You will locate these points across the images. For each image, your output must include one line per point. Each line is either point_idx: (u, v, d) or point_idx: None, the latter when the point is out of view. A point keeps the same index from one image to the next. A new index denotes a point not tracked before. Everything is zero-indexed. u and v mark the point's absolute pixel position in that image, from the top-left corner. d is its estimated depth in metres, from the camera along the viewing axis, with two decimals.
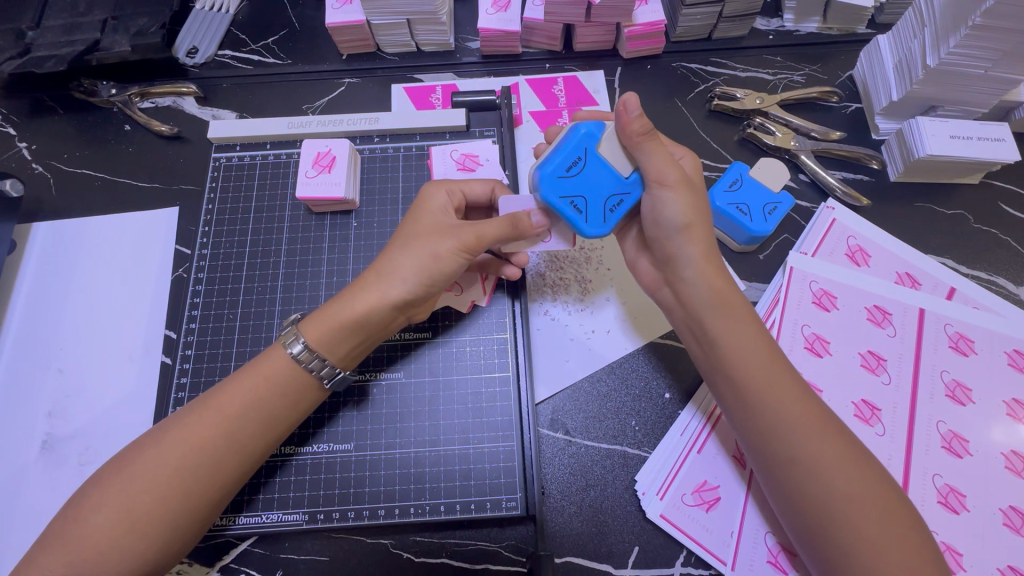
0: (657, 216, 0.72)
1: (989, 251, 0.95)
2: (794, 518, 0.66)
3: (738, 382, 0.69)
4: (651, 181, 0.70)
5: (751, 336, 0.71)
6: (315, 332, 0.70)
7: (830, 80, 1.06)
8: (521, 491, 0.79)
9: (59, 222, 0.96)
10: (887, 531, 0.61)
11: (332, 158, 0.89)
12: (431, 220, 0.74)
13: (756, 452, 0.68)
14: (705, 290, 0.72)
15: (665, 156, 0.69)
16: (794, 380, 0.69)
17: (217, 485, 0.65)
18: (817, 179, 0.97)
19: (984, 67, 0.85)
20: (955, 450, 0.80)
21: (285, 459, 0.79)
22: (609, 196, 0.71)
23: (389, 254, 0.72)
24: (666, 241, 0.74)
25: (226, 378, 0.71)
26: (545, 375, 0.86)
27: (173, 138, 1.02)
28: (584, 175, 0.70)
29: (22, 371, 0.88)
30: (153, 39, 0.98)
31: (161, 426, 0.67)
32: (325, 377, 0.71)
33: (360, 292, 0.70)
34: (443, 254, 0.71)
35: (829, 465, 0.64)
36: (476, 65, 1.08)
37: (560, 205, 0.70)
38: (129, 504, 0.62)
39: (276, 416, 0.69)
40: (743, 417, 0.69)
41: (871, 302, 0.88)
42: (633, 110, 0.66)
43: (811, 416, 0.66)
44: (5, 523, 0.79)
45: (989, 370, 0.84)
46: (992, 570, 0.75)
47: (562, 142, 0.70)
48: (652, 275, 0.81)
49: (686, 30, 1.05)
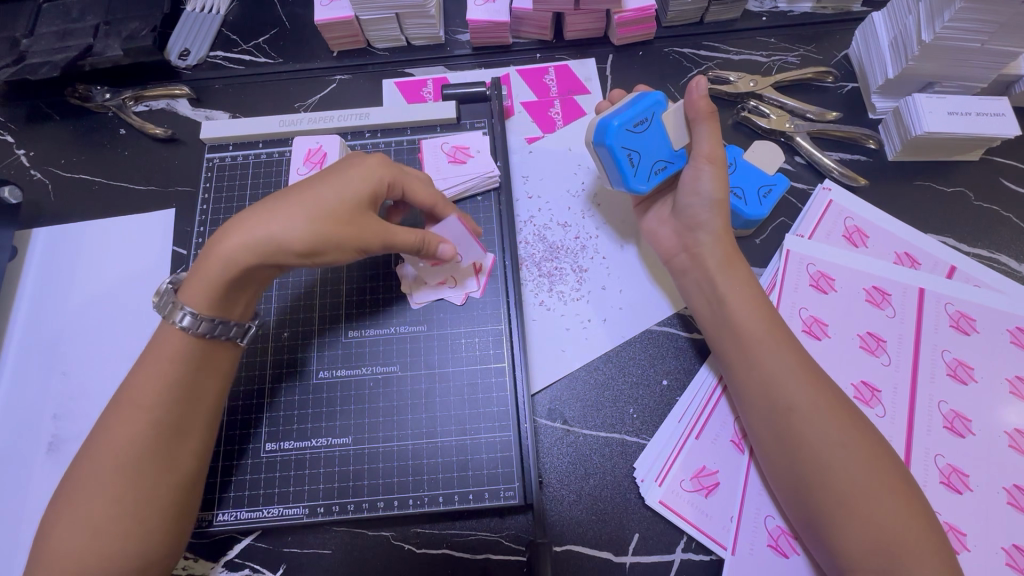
0: (693, 186, 0.80)
1: (991, 228, 0.93)
2: (787, 472, 0.68)
3: (742, 337, 0.73)
4: (699, 155, 0.78)
5: (751, 300, 0.75)
6: (202, 300, 0.68)
7: (825, 60, 1.05)
8: (519, 481, 0.79)
9: (58, 227, 0.98)
10: (874, 484, 0.64)
11: (323, 154, 0.92)
12: (332, 191, 0.71)
13: (755, 406, 0.71)
14: (718, 256, 0.78)
15: (717, 138, 0.78)
16: (792, 340, 0.73)
17: (166, 475, 0.66)
18: (813, 161, 0.96)
19: (981, 40, 0.83)
20: (958, 429, 0.79)
21: (248, 445, 0.80)
22: (657, 160, 0.79)
23: (270, 220, 0.68)
24: (695, 212, 0.80)
25: (132, 370, 0.70)
26: (541, 364, 0.86)
27: (167, 140, 1.02)
28: (644, 135, 0.78)
29: (26, 375, 0.89)
30: (144, 42, 0.99)
31: (89, 440, 0.67)
32: (236, 336, 0.72)
33: (226, 239, 0.68)
34: (332, 207, 0.70)
35: (824, 416, 0.67)
36: (467, 57, 1.08)
37: (619, 153, 0.77)
38: (88, 516, 0.63)
39: (199, 391, 0.69)
40: (742, 372, 0.73)
41: (869, 284, 0.87)
42: (701, 90, 0.77)
43: (807, 373, 0.70)
44: (15, 523, 0.81)
45: (991, 348, 0.83)
46: (997, 549, 0.74)
47: (636, 100, 0.78)
48: (671, 243, 0.84)
49: (677, 14, 1.04)
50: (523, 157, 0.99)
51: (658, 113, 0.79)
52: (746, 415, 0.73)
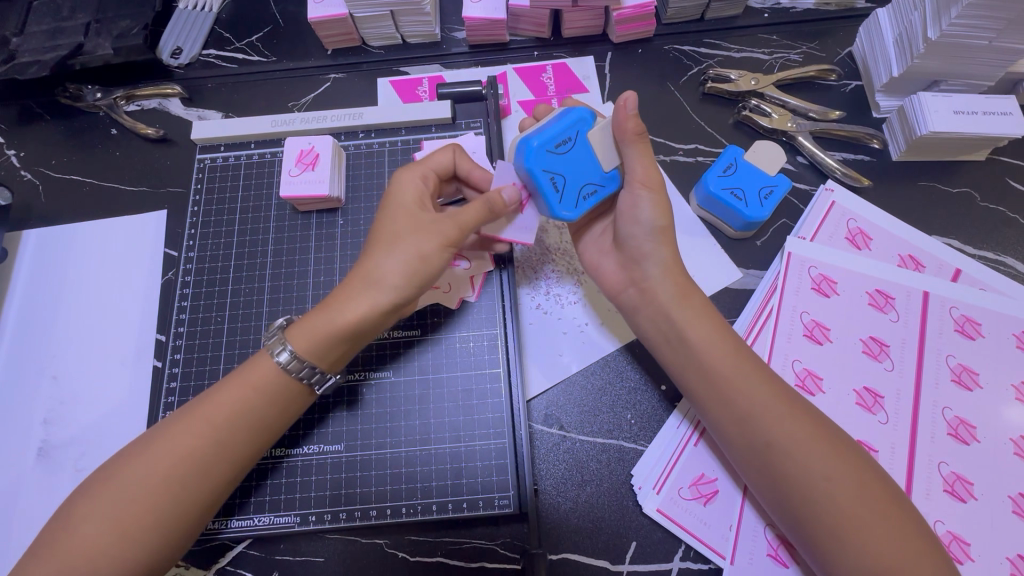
0: (632, 215, 0.72)
1: (996, 230, 0.91)
2: (780, 506, 0.64)
3: (708, 371, 0.69)
4: (633, 180, 0.70)
5: (715, 328, 0.71)
6: (305, 341, 0.69)
7: (828, 57, 1.03)
8: (514, 488, 0.77)
9: (49, 229, 0.96)
10: (870, 511, 0.60)
11: (315, 155, 0.88)
12: (408, 215, 0.72)
13: (735, 444, 0.67)
14: (670, 291, 0.72)
15: (651, 160, 0.70)
16: (760, 367, 0.69)
17: (205, 491, 0.65)
18: (815, 161, 0.94)
19: (989, 37, 0.81)
20: (961, 436, 0.78)
21: (281, 460, 0.79)
22: (584, 184, 0.71)
23: (375, 259, 0.70)
24: (637, 242, 0.74)
25: (213, 385, 0.71)
26: (538, 369, 0.85)
27: (159, 141, 1.01)
28: (568, 155, 0.70)
29: (16, 379, 0.88)
30: (135, 41, 0.97)
31: (151, 433, 0.67)
32: (316, 383, 0.71)
33: (347, 306, 0.69)
34: (430, 253, 0.69)
35: (805, 448, 0.63)
36: (463, 55, 1.06)
37: (539, 176, 0.69)
38: (118, 511, 0.62)
39: (266, 425, 0.69)
40: (717, 410, 0.68)
41: (872, 287, 0.86)
42: (631, 108, 0.66)
43: (781, 402, 0.66)
44: (3, 530, 0.80)
45: (996, 353, 0.82)
46: (1001, 559, 0.72)
47: (557, 119, 0.70)
48: (617, 277, 0.79)
49: (677, 11, 1.02)
50: None
51: (585, 131, 0.70)
52: (729, 451, 0.69)
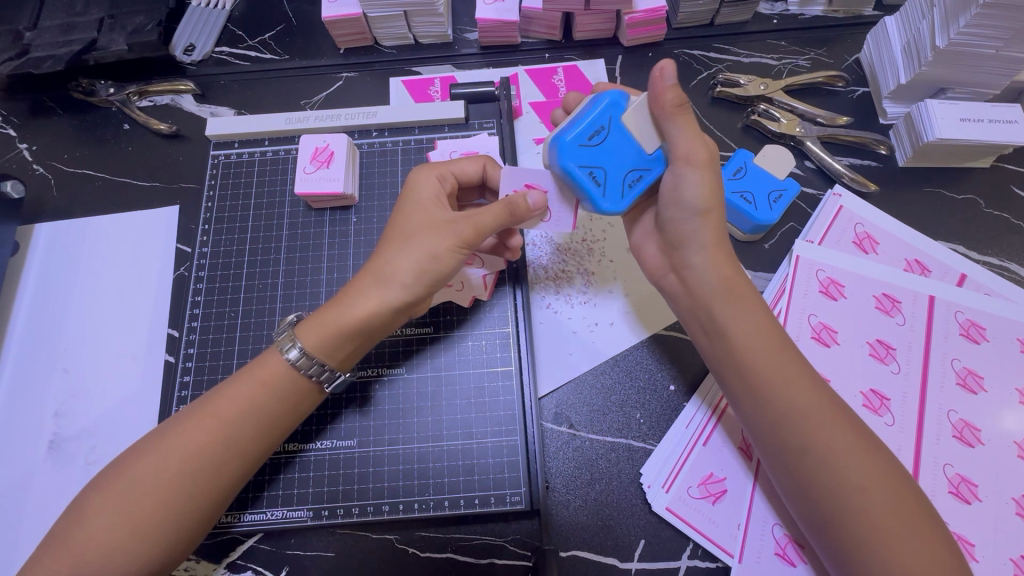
0: (675, 195, 0.70)
1: (1001, 236, 0.93)
2: (804, 507, 0.66)
3: (748, 371, 0.69)
4: (676, 157, 0.68)
5: (761, 327, 0.70)
6: (314, 337, 0.69)
7: (836, 64, 1.04)
8: (525, 486, 0.78)
9: (61, 223, 0.97)
10: (896, 521, 0.61)
11: (330, 153, 0.88)
12: (421, 213, 0.73)
13: (768, 444, 0.68)
14: (712, 282, 0.72)
15: (694, 134, 0.67)
16: (805, 369, 0.69)
17: (217, 488, 0.66)
18: (823, 165, 0.95)
19: (996, 47, 0.82)
20: (966, 439, 0.79)
21: (296, 454, 0.79)
22: (628, 171, 0.69)
23: (385, 256, 0.71)
24: (679, 226, 0.73)
25: (223, 381, 0.71)
26: (547, 368, 0.85)
27: (172, 137, 1.01)
28: (605, 146, 0.68)
29: (26, 373, 0.88)
30: (150, 37, 0.98)
31: (161, 428, 0.68)
32: (325, 382, 0.72)
33: (355, 304, 0.69)
34: (442, 253, 0.70)
35: (843, 455, 0.63)
36: (475, 56, 1.07)
37: (578, 173, 0.67)
38: (132, 507, 0.62)
39: (275, 419, 0.69)
40: (751, 411, 0.69)
41: (879, 291, 0.87)
42: (669, 78, 0.64)
43: (823, 406, 0.66)
44: (14, 522, 0.80)
45: (1001, 357, 0.83)
46: (1004, 560, 0.73)
47: (588, 108, 0.68)
48: (659, 261, 0.79)
49: (688, 15, 1.03)
50: (532, 158, 0.99)
51: (617, 116, 0.69)
52: (761, 449, 0.69)
